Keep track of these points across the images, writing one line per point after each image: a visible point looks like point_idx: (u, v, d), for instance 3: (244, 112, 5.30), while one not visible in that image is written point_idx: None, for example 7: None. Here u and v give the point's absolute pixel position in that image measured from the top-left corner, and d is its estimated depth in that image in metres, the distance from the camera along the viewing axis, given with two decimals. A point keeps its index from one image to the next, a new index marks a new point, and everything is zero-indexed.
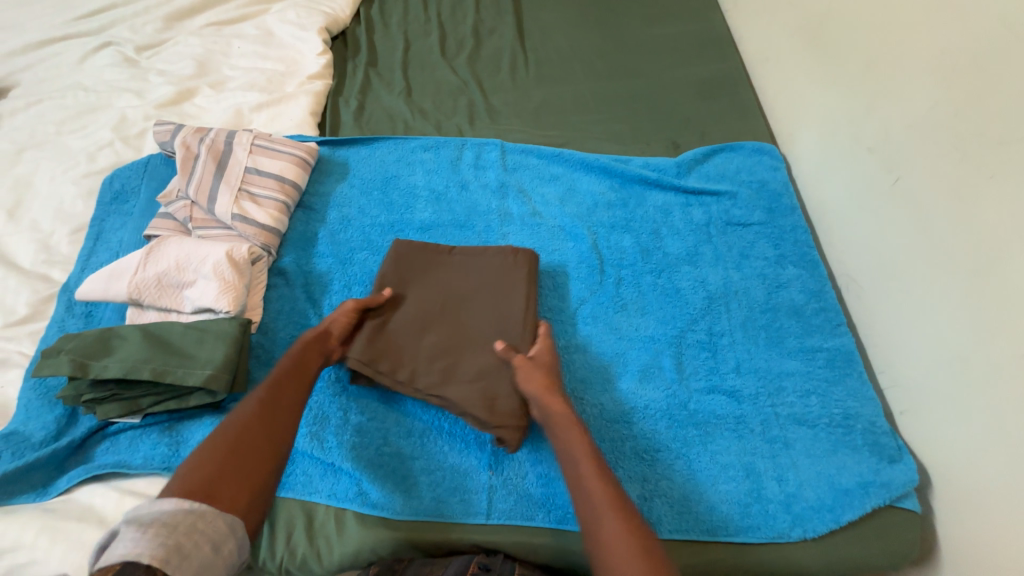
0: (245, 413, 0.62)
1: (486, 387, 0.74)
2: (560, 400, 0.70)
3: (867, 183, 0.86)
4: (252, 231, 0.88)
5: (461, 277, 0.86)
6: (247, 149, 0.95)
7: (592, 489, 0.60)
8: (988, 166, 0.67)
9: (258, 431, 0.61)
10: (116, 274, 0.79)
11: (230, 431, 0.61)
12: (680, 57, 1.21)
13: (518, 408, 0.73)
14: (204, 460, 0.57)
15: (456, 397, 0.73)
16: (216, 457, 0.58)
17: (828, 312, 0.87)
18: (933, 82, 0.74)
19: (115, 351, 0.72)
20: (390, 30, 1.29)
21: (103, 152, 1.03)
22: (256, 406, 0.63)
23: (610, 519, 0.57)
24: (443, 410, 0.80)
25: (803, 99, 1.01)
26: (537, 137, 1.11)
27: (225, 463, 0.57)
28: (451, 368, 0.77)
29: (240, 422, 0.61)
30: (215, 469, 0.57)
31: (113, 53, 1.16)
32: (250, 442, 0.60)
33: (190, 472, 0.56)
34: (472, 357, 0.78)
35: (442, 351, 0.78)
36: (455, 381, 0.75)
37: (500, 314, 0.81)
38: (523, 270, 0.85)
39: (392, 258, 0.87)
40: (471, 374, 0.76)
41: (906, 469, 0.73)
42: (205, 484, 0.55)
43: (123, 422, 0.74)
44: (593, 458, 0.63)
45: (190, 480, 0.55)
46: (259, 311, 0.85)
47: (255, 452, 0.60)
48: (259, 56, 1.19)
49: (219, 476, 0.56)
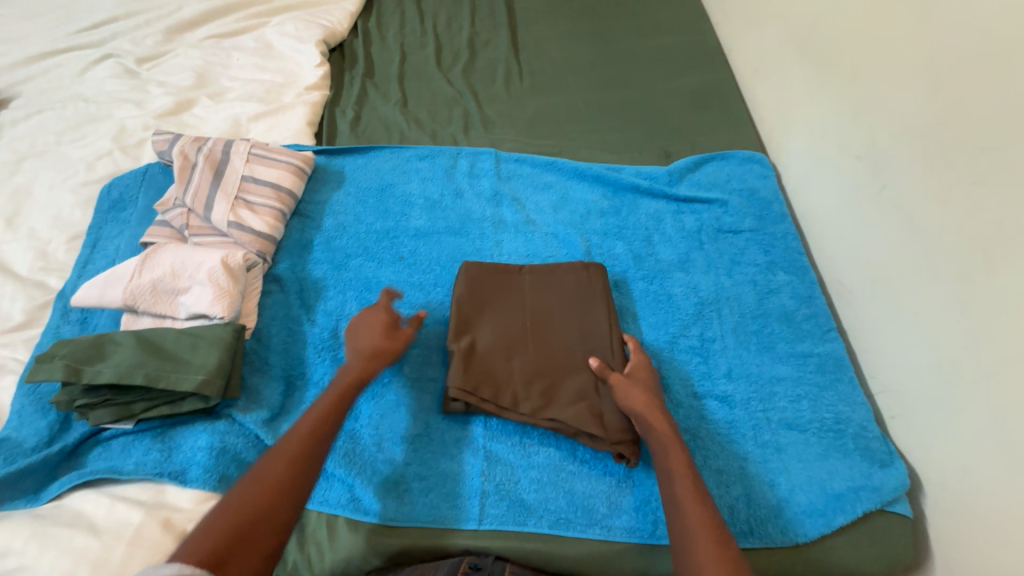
0: (272, 471, 0.60)
1: (592, 405, 0.75)
2: (662, 417, 0.70)
3: (855, 190, 0.87)
4: (247, 238, 0.89)
5: (540, 295, 0.85)
6: (244, 157, 0.97)
7: (688, 508, 0.61)
8: (971, 173, 0.69)
9: (280, 490, 0.59)
10: (111, 280, 0.80)
11: (253, 486, 0.59)
12: (672, 68, 1.24)
13: (626, 424, 0.73)
14: (225, 519, 0.56)
15: (565, 419, 0.73)
16: (236, 517, 0.56)
17: (818, 318, 0.88)
18: (916, 92, 0.76)
19: (109, 356, 0.72)
20: (387, 42, 1.32)
21: (102, 161, 1.05)
22: (283, 463, 0.61)
23: (703, 538, 0.58)
24: (435, 418, 0.80)
25: (792, 108, 1.03)
26: (530, 146, 1.13)
27: (244, 525, 0.56)
28: (551, 390, 0.77)
29: (266, 478, 0.60)
30: (235, 532, 0.55)
31: (113, 65, 1.18)
32: (269, 501, 0.58)
33: (209, 533, 0.54)
34: (570, 376, 0.78)
35: (535, 373, 0.78)
36: (556, 403, 0.75)
37: (585, 332, 0.82)
38: (600, 286, 0.86)
39: (467, 278, 0.86)
40: (571, 396, 0.76)
41: (897, 473, 0.73)
42: (223, 547, 0.53)
43: (115, 429, 0.74)
44: (693, 480, 0.64)
45: (209, 542, 0.53)
46: (254, 317, 0.85)
47: (273, 513, 0.58)
48: (258, 67, 1.21)
49: (237, 540, 0.54)
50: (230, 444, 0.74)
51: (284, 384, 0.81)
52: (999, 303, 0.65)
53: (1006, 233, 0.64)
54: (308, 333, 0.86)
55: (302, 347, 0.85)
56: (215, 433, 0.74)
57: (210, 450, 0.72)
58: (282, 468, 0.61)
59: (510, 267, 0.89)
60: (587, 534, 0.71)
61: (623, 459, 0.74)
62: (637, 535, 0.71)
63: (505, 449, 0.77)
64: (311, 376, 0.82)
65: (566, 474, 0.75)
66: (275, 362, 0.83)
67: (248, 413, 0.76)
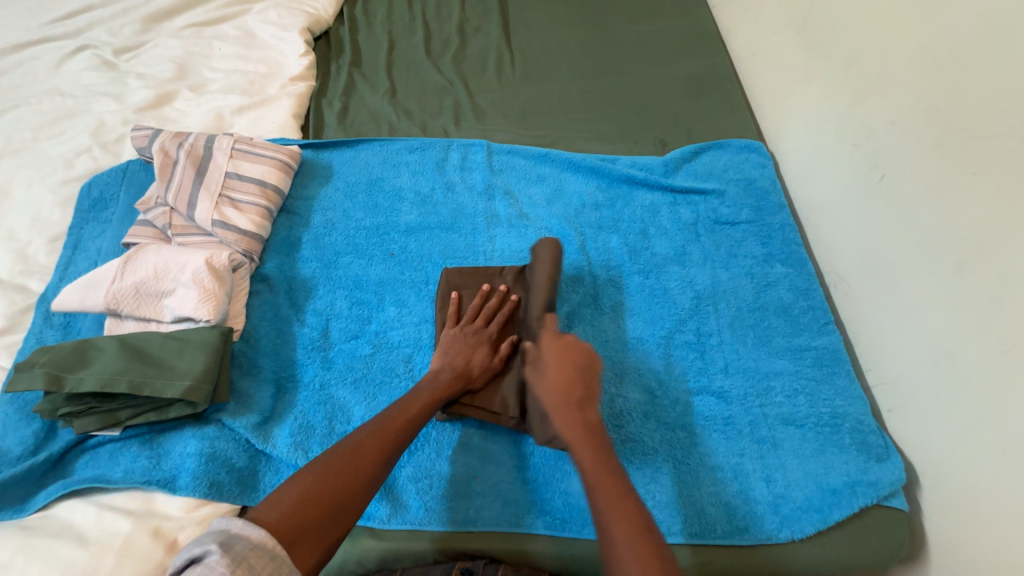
0: (364, 452, 0.60)
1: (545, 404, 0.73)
2: (573, 421, 0.65)
3: (853, 180, 0.85)
4: (233, 237, 0.87)
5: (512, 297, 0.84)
6: (227, 153, 0.94)
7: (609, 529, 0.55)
8: (969, 162, 0.67)
9: (363, 478, 0.58)
10: (93, 284, 0.78)
11: (344, 465, 0.58)
12: (668, 54, 1.20)
13: None
14: (313, 490, 0.55)
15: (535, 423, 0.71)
16: (323, 492, 0.55)
17: (816, 310, 0.87)
18: (917, 76, 0.74)
19: (92, 363, 0.70)
20: (374, 29, 1.27)
21: (81, 159, 1.01)
22: (376, 449, 0.61)
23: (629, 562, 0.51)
24: (434, 423, 0.78)
25: (790, 94, 1.00)
26: (522, 137, 1.10)
27: (326, 507, 0.55)
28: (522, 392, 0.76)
29: (357, 460, 0.59)
30: (315, 506, 0.54)
31: (90, 57, 1.14)
32: (349, 484, 0.57)
33: (299, 501, 0.54)
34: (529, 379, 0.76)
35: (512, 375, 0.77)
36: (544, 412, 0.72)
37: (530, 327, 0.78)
38: (546, 268, 0.80)
39: (447, 284, 0.86)
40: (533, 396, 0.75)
41: (894, 468, 0.73)
42: (302, 525, 0.53)
43: (102, 436, 0.73)
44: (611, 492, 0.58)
45: (292, 513, 0.53)
46: (241, 319, 0.83)
47: (349, 504, 0.57)
48: (240, 58, 1.17)
49: (315, 522, 0.54)
50: (220, 450, 0.73)
51: (275, 387, 0.80)
52: (994, 296, 0.64)
53: (1003, 225, 0.63)
54: (298, 334, 0.85)
55: (293, 347, 0.84)
56: (204, 439, 0.73)
57: (199, 456, 0.71)
58: (372, 457, 0.60)
59: (491, 269, 0.87)
60: (582, 534, 0.71)
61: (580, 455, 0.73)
62: None
63: (500, 449, 0.77)
64: (302, 378, 0.81)
65: (562, 474, 0.75)
66: (266, 364, 0.81)
67: (237, 417, 0.75)
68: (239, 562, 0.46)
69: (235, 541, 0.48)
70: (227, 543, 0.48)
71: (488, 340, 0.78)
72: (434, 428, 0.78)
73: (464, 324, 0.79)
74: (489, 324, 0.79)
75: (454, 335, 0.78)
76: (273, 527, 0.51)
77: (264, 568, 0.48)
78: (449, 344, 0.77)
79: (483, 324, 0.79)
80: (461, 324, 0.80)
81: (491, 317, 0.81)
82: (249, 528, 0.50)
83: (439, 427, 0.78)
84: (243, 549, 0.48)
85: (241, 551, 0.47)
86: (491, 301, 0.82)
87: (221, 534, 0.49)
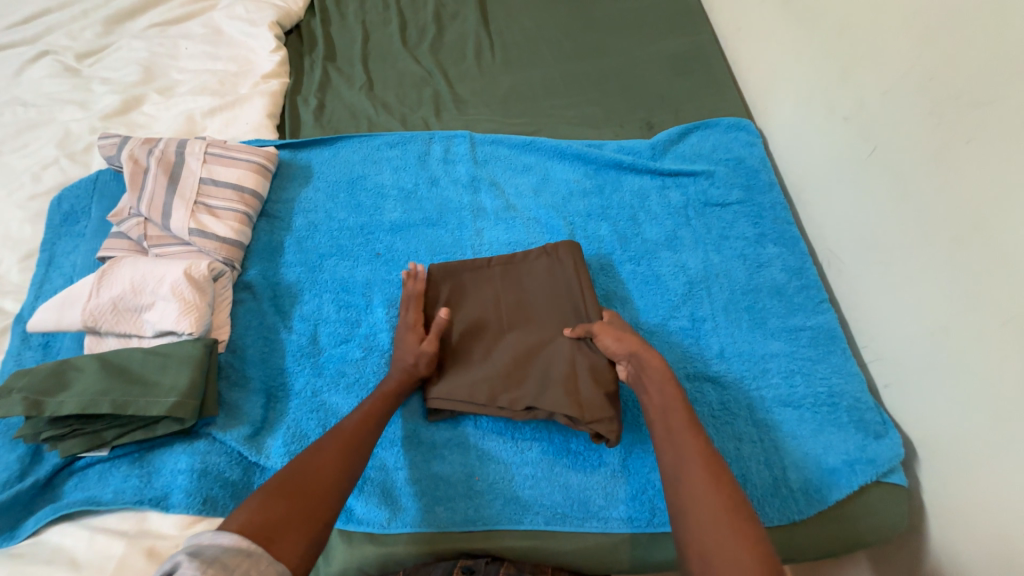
0: (327, 450, 0.63)
1: (573, 389, 0.72)
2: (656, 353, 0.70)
3: (845, 154, 0.83)
4: (212, 246, 0.84)
5: (521, 287, 0.83)
6: (200, 158, 0.90)
7: (683, 442, 0.61)
8: (963, 130, 0.66)
9: (330, 473, 0.61)
10: (69, 302, 0.75)
11: (308, 464, 0.61)
12: (651, 33, 1.17)
13: (608, 400, 0.71)
14: (282, 487, 0.57)
15: (561, 406, 0.71)
16: (291, 488, 0.57)
17: (810, 290, 0.86)
18: (910, 44, 0.71)
19: (71, 385, 0.68)
20: (347, 20, 1.23)
21: (49, 171, 0.98)
22: (337, 445, 0.64)
23: (692, 466, 0.58)
24: (405, 408, 0.79)
25: (778, 69, 0.98)
26: (505, 126, 1.07)
27: (299, 500, 0.56)
28: (535, 380, 0.75)
29: (322, 458, 0.62)
30: (286, 504, 0.55)
31: (51, 63, 1.09)
32: (320, 480, 0.60)
33: (271, 498, 0.56)
34: (551, 366, 0.75)
35: (527, 363, 0.77)
36: (576, 394, 0.72)
37: (564, 318, 0.79)
38: (573, 266, 0.82)
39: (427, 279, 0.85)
40: (551, 381, 0.74)
41: (892, 444, 0.72)
42: (277, 520, 0.54)
43: (90, 457, 0.71)
44: (685, 414, 0.64)
45: (263, 512, 0.54)
46: (226, 330, 0.81)
47: (321, 497, 0.58)
48: (208, 56, 1.13)
49: (291, 517, 0.55)
50: (212, 464, 0.71)
51: (265, 396, 0.78)
52: (992, 264, 0.63)
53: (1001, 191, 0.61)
54: (286, 341, 0.83)
55: (281, 355, 0.82)
56: (195, 453, 0.71)
57: (191, 472, 0.70)
58: (335, 452, 0.63)
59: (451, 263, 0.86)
60: (584, 528, 0.71)
61: (604, 438, 0.72)
62: (635, 524, 0.71)
63: (497, 447, 0.76)
64: (293, 387, 0.80)
65: (560, 469, 0.75)
66: (254, 375, 0.79)
67: (228, 430, 0.74)
68: (212, 562, 0.46)
69: (205, 548, 0.48)
70: (197, 551, 0.47)
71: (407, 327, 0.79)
72: (427, 429, 0.77)
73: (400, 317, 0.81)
74: (408, 311, 0.80)
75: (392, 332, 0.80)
76: (244, 527, 0.52)
77: (240, 565, 0.48)
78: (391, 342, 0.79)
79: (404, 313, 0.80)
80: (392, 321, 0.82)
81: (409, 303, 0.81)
82: (220, 537, 0.50)
83: (431, 428, 0.77)
84: (213, 553, 0.47)
85: (211, 553, 0.47)
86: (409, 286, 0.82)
87: (191, 546, 0.48)
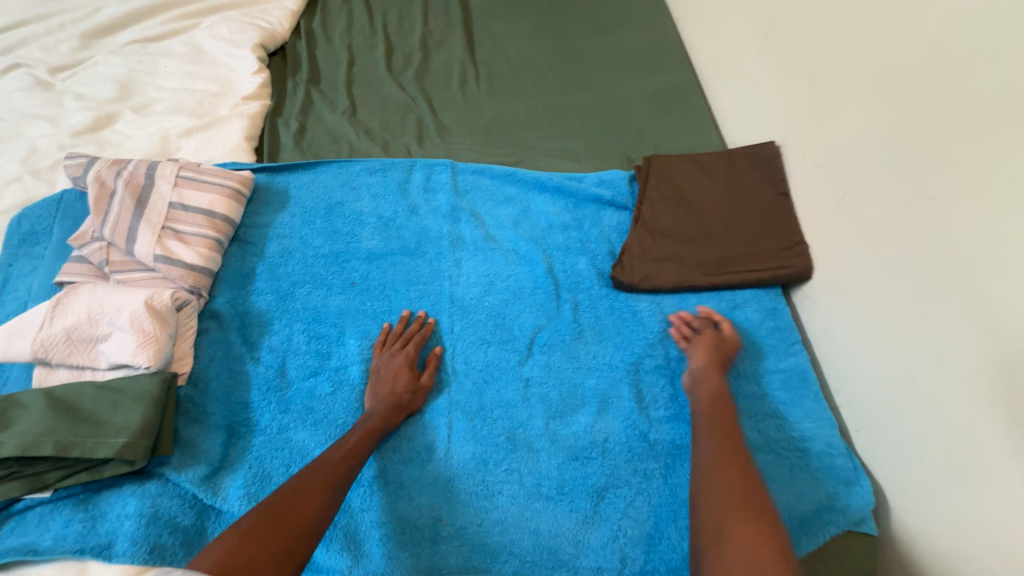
0: (307, 486, 0.61)
1: (653, 237, 0.93)
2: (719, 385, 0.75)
3: (816, 201, 0.85)
4: (178, 273, 0.82)
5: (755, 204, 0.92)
6: (171, 182, 0.88)
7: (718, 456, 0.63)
8: (927, 189, 0.67)
9: (310, 510, 0.58)
10: (18, 331, 0.72)
11: (289, 501, 0.58)
12: (634, 68, 1.18)
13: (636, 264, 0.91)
14: (259, 525, 0.54)
15: (631, 243, 0.93)
16: (267, 526, 0.54)
17: (783, 331, 0.86)
18: (874, 100, 0.74)
19: (15, 423, 0.65)
20: (333, 44, 1.23)
21: (11, 189, 0.94)
22: (320, 482, 0.62)
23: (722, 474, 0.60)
24: (381, 451, 0.76)
25: (753, 114, 0.99)
26: (487, 155, 1.07)
27: (277, 539, 0.54)
28: (672, 210, 0.94)
29: (301, 496, 0.59)
30: (263, 542, 0.53)
31: (22, 76, 1.06)
32: (299, 517, 0.57)
33: (243, 539, 0.52)
34: (672, 223, 0.93)
35: (686, 207, 0.94)
36: (650, 233, 0.93)
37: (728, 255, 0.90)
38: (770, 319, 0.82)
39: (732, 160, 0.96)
40: (660, 224, 0.94)
41: (863, 492, 0.72)
42: (249, 560, 0.51)
43: (31, 499, 0.67)
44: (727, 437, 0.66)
45: (235, 551, 0.51)
46: (187, 362, 0.78)
47: (301, 535, 0.56)
48: (188, 75, 1.11)
49: (265, 556, 0.52)
50: (163, 508, 0.68)
51: (226, 433, 0.75)
52: (968, 314, 0.63)
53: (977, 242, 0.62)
54: (251, 374, 0.80)
55: (246, 389, 0.79)
56: (145, 497, 0.68)
57: (139, 518, 0.66)
58: (317, 489, 0.61)
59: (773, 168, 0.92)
60: None
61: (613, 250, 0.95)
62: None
63: (467, 489, 0.74)
64: (257, 423, 0.77)
65: (531, 513, 0.73)
66: (215, 411, 0.76)
67: (183, 471, 0.70)
68: None
69: None
70: None
71: (406, 362, 0.80)
72: (392, 471, 0.74)
73: (394, 348, 0.82)
74: (407, 346, 0.82)
75: (377, 366, 0.80)
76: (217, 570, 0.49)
77: None
78: (376, 374, 0.79)
79: (402, 347, 0.82)
80: (383, 351, 0.82)
81: (410, 339, 0.84)
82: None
83: (395, 470, 0.74)
84: None
85: None
86: (411, 326, 0.85)
87: None
